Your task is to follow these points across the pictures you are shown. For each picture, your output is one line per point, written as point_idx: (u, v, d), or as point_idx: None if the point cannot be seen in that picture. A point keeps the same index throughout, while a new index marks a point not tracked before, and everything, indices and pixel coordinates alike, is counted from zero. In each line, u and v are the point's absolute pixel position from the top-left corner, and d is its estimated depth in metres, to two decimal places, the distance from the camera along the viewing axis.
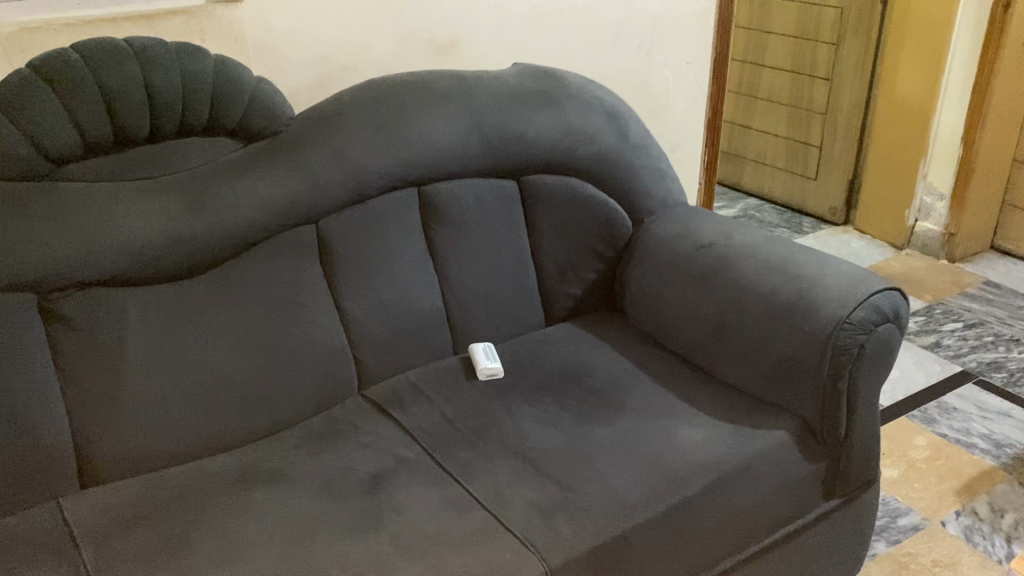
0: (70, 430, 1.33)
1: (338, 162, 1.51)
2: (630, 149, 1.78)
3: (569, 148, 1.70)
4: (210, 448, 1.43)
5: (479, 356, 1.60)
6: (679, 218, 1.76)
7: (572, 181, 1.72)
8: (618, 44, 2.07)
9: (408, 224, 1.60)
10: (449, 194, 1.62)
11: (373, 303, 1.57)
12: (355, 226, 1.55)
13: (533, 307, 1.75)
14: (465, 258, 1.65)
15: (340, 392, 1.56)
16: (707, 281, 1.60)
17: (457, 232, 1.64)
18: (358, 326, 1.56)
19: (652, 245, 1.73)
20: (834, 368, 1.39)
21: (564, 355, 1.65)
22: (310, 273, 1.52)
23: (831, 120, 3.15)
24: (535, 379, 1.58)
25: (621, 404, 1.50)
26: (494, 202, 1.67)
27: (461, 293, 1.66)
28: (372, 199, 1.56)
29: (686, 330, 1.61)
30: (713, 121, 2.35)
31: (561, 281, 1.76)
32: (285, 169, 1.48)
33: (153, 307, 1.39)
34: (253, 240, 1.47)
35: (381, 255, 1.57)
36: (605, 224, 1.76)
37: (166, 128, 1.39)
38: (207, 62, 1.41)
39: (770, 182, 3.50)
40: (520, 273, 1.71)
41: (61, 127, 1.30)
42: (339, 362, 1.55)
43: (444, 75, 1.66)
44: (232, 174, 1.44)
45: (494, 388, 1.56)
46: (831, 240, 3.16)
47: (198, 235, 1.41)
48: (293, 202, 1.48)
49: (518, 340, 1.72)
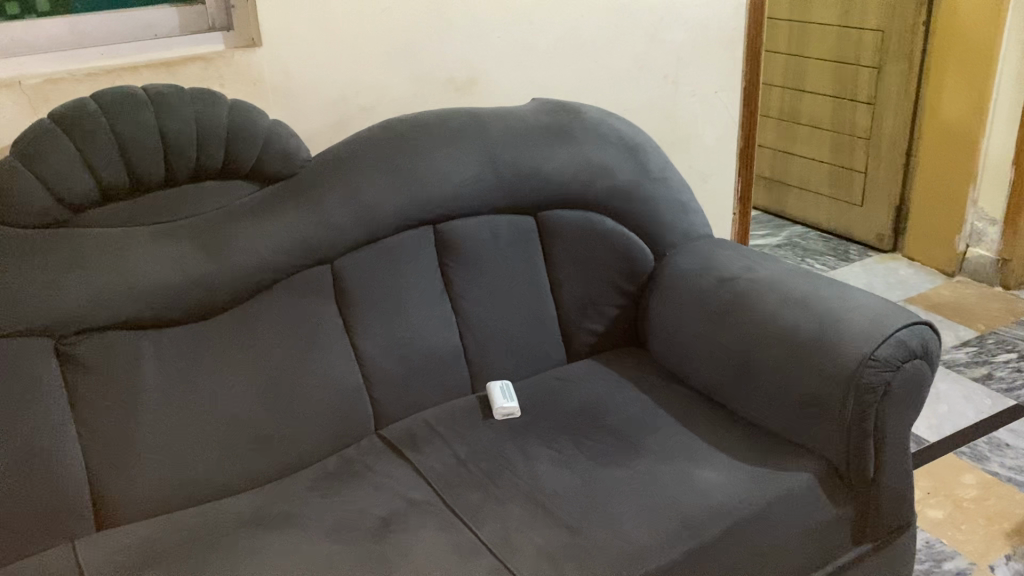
0: (86, 472, 1.34)
1: (351, 202, 1.52)
2: (650, 182, 1.75)
3: (586, 183, 1.68)
4: (225, 490, 1.44)
5: (495, 395, 1.58)
6: (702, 250, 1.72)
7: (590, 215, 1.70)
8: (642, 76, 2.05)
9: (423, 263, 1.59)
10: (464, 231, 1.62)
11: (389, 343, 1.56)
12: (370, 265, 1.55)
13: (554, 343, 1.72)
14: (482, 296, 1.64)
15: (356, 432, 1.55)
16: (728, 317, 1.55)
17: (474, 268, 1.63)
18: (372, 366, 1.55)
19: (673, 280, 1.69)
20: (860, 407, 1.34)
21: (584, 394, 1.62)
22: (326, 313, 1.52)
23: (875, 145, 3.07)
24: (552, 419, 1.55)
25: (639, 445, 1.46)
26: (511, 238, 1.65)
27: (479, 330, 1.64)
28: (386, 239, 1.56)
29: (708, 367, 1.57)
30: (746, 149, 2.30)
31: (581, 317, 1.73)
32: (298, 212, 1.49)
33: (168, 350, 1.41)
34: (268, 282, 1.48)
35: (396, 294, 1.57)
36: (626, 258, 1.73)
37: (182, 173, 1.42)
38: (221, 107, 1.43)
39: (814, 209, 3.41)
40: (539, 310, 1.69)
41: (77, 175, 1.33)
42: (355, 401, 1.54)
43: (459, 112, 1.66)
44: (247, 218, 1.46)
45: (510, 428, 1.53)
46: (877, 268, 3.07)
47: (214, 279, 1.42)
48: (306, 243, 1.49)
49: (538, 378, 1.69)
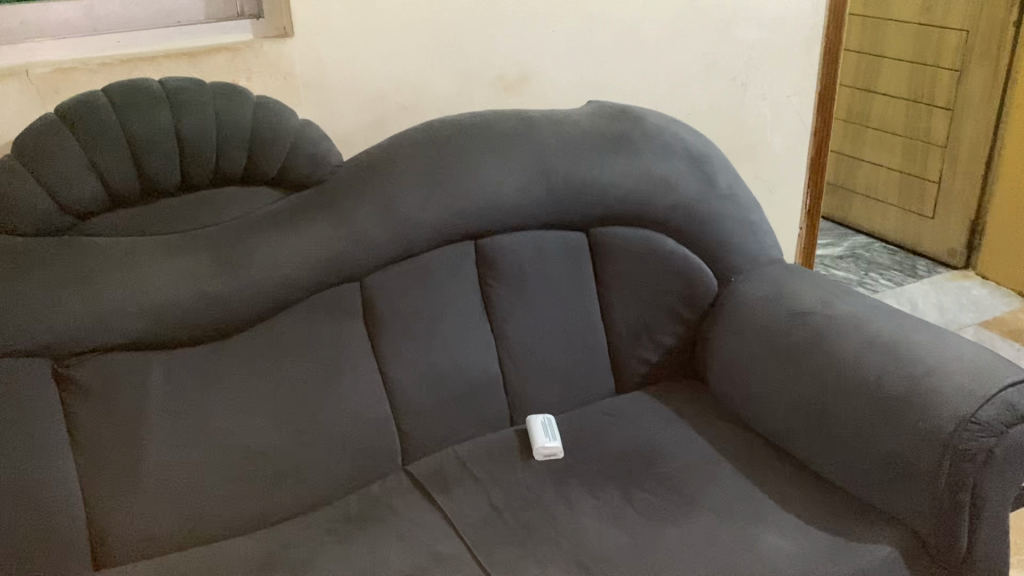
0: (83, 506, 1.22)
1: (384, 214, 1.37)
2: (718, 199, 1.56)
3: (646, 199, 1.50)
4: (236, 528, 1.30)
5: (536, 433, 1.43)
6: (773, 276, 1.54)
7: (648, 233, 1.53)
8: (709, 77, 1.87)
9: (462, 282, 1.44)
10: (508, 247, 1.46)
11: (421, 370, 1.41)
12: (402, 283, 1.39)
13: (602, 373, 1.56)
14: (525, 320, 1.48)
15: (381, 468, 1.41)
16: (801, 357, 1.38)
17: (517, 289, 1.47)
18: (402, 394, 1.41)
19: (739, 308, 1.51)
20: (955, 476, 1.16)
21: (634, 434, 1.46)
22: (353, 335, 1.38)
23: (951, 153, 2.84)
24: (598, 463, 1.39)
25: (696, 500, 1.30)
26: (559, 256, 1.49)
27: (520, 357, 1.49)
28: (422, 255, 1.41)
29: (775, 412, 1.39)
30: (818, 159, 2.10)
31: (634, 345, 1.56)
32: (325, 223, 1.34)
33: (179, 373, 1.27)
34: (291, 300, 1.34)
35: (430, 316, 1.42)
36: (687, 283, 1.55)
37: (199, 178, 1.28)
38: (246, 105, 1.29)
39: (881, 219, 3.20)
40: (588, 336, 1.53)
41: (83, 178, 1.19)
42: (381, 433, 1.40)
43: (507, 115, 1.50)
44: (271, 228, 1.32)
45: (550, 471, 1.38)
46: (948, 286, 2.85)
47: (232, 296, 1.29)
48: (333, 259, 1.34)
49: (584, 411, 1.54)
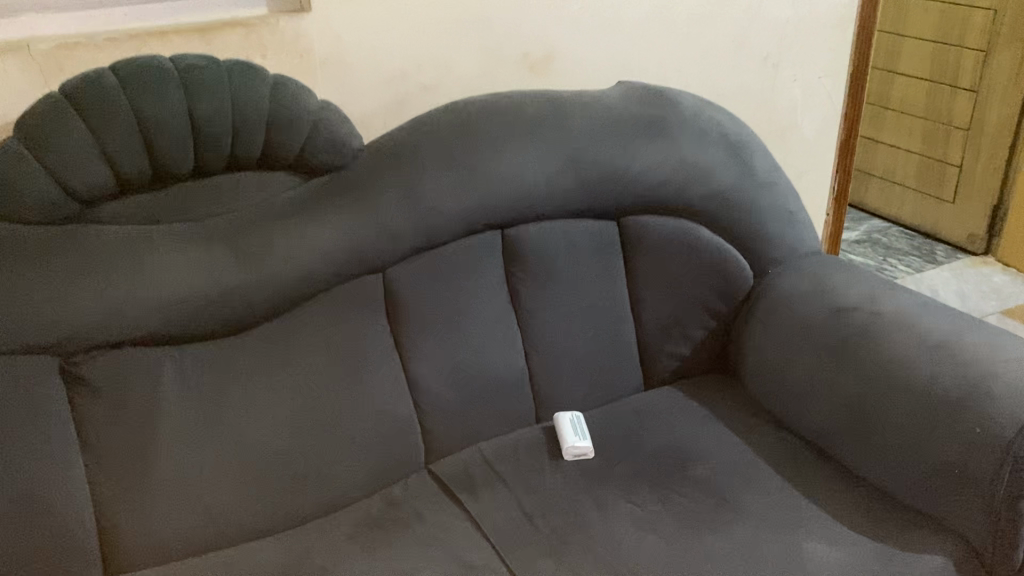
0: (93, 511, 1.15)
1: (409, 203, 1.29)
2: (755, 187, 1.48)
3: (680, 187, 1.43)
4: (253, 532, 1.24)
5: (565, 431, 1.37)
6: (812, 269, 1.47)
7: (682, 223, 1.46)
8: (740, 57, 1.79)
9: (488, 274, 1.37)
10: (537, 237, 1.39)
11: (445, 367, 1.35)
12: (427, 276, 1.32)
13: (631, 369, 1.50)
14: (553, 313, 1.42)
15: (404, 468, 1.34)
16: (846, 356, 1.31)
17: (545, 282, 1.40)
18: (426, 392, 1.34)
19: (776, 303, 1.44)
20: (1015, 486, 1.09)
21: (667, 434, 1.40)
22: (375, 330, 1.31)
23: (974, 137, 2.77)
24: (630, 465, 1.33)
25: (736, 506, 1.24)
26: (589, 247, 1.42)
27: (548, 352, 1.42)
28: (447, 246, 1.34)
29: (816, 413, 1.33)
30: (847, 143, 2.03)
31: (665, 340, 1.50)
32: (347, 212, 1.27)
33: (193, 370, 1.20)
34: (311, 293, 1.27)
35: (455, 310, 1.35)
36: (721, 275, 1.48)
37: (214, 163, 1.20)
38: (263, 85, 1.21)
39: (899, 203, 3.13)
40: (617, 330, 1.47)
41: (91, 164, 1.11)
42: (405, 433, 1.33)
43: (536, 97, 1.42)
44: (290, 217, 1.24)
45: (581, 473, 1.32)
46: (968, 273, 2.79)
47: (249, 289, 1.21)
48: (355, 250, 1.27)
49: (612, 409, 1.47)
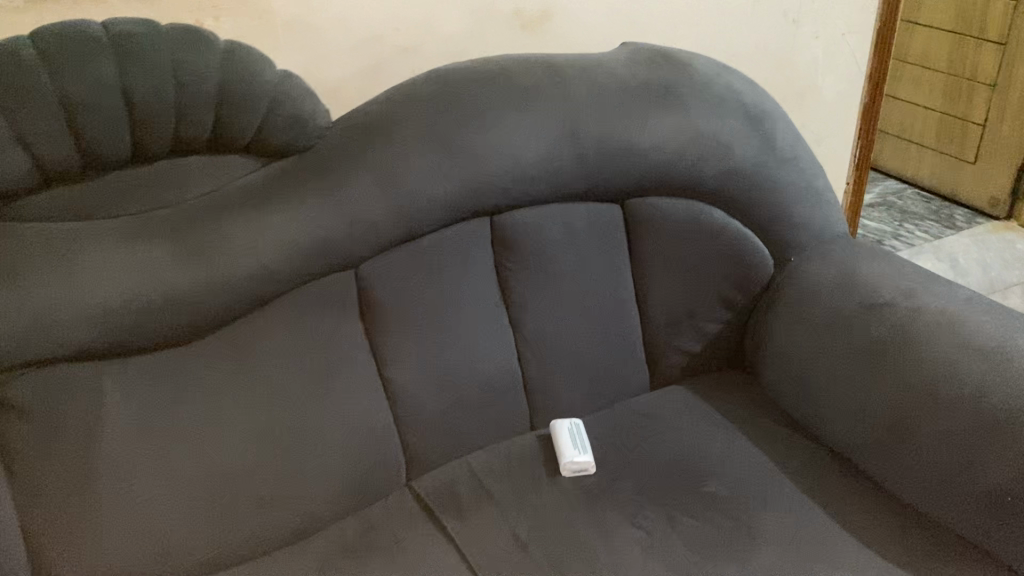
0: (26, 548, 1.01)
1: (384, 189, 1.13)
2: (778, 164, 1.32)
3: (694, 165, 1.27)
4: (213, 564, 1.10)
5: (564, 443, 1.22)
6: (840, 257, 1.31)
7: (696, 205, 1.29)
8: (758, 12, 1.60)
9: (477, 267, 1.21)
10: (532, 224, 1.22)
11: (428, 372, 1.20)
12: (407, 271, 1.17)
13: (637, 368, 1.35)
14: (550, 309, 1.26)
15: (384, 486, 1.20)
16: (881, 360, 1.17)
17: (541, 274, 1.25)
18: (407, 402, 1.19)
19: (801, 295, 1.29)
20: None
21: (677, 443, 1.25)
22: (348, 334, 1.16)
23: (1000, 93, 2.58)
24: (636, 481, 1.19)
25: (756, 531, 1.11)
26: (591, 234, 1.26)
27: (544, 351, 1.27)
28: (430, 236, 1.18)
29: (847, 423, 1.19)
30: (871, 106, 1.85)
31: (674, 335, 1.35)
32: (313, 201, 1.10)
33: (138, 386, 1.05)
34: (273, 293, 1.11)
35: (439, 310, 1.19)
36: (738, 263, 1.32)
37: (155, 147, 1.03)
38: (212, 55, 1.04)
39: (915, 163, 2.96)
40: (622, 325, 1.31)
41: (7, 152, 0.95)
42: (384, 447, 1.19)
43: (531, 64, 1.24)
44: (245, 208, 1.08)
45: (581, 491, 1.18)
46: (989, 239, 2.63)
47: (198, 294, 1.06)
48: (324, 243, 1.11)
49: (616, 413, 1.33)
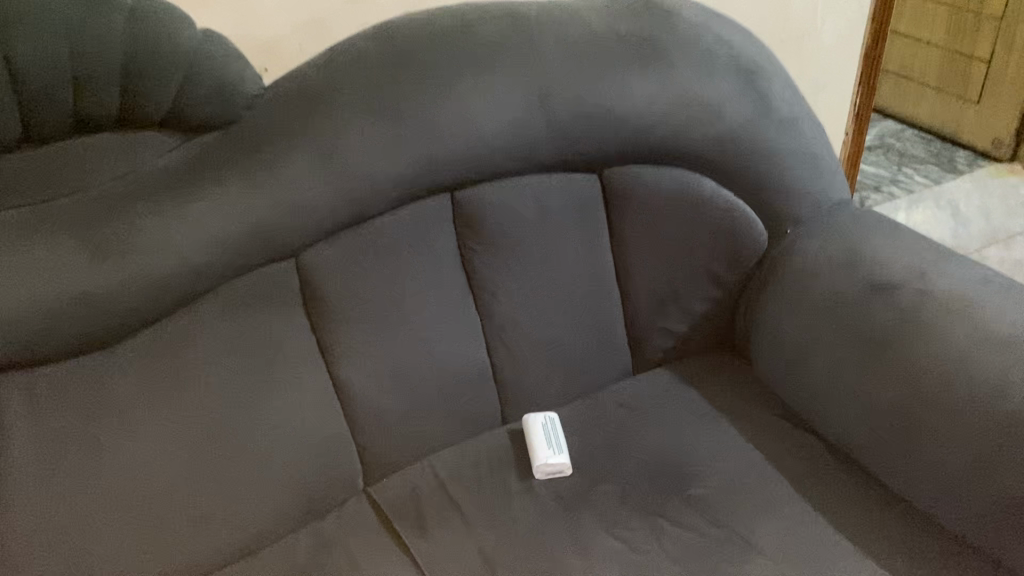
0: None
1: (325, 167, 0.99)
2: (774, 126, 1.18)
3: (680, 130, 1.13)
4: None
5: (538, 440, 1.11)
6: (842, 230, 1.18)
7: (682, 174, 1.16)
8: None
9: (436, 251, 1.08)
10: (497, 201, 1.09)
11: (385, 371, 1.07)
12: (355, 258, 1.03)
13: (618, 353, 1.23)
14: (521, 294, 1.14)
15: (338, 495, 1.09)
16: (886, 350, 1.05)
17: (508, 255, 1.12)
18: (361, 404, 1.07)
19: (798, 274, 1.17)
20: None
21: (661, 439, 1.14)
22: (291, 332, 1.03)
23: (1008, 28, 2.42)
24: (616, 484, 1.09)
25: (748, 544, 1.00)
26: (565, 209, 1.13)
27: (514, 340, 1.15)
28: (382, 219, 1.04)
29: (848, 418, 1.08)
30: (875, 49, 1.70)
31: (659, 317, 1.23)
32: (242, 183, 0.96)
33: (47, 400, 0.92)
34: (201, 289, 0.97)
35: (395, 301, 1.07)
36: (729, 237, 1.20)
37: (51, 126, 0.89)
38: (112, 16, 0.89)
39: (915, 101, 2.81)
40: (601, 308, 1.19)
41: None
42: (336, 453, 1.07)
43: (495, 17, 1.09)
44: (162, 194, 0.93)
45: (556, 498, 1.07)
46: (991, 184, 2.50)
47: (110, 295, 0.92)
48: (257, 232, 0.97)
49: (594, 404, 1.21)
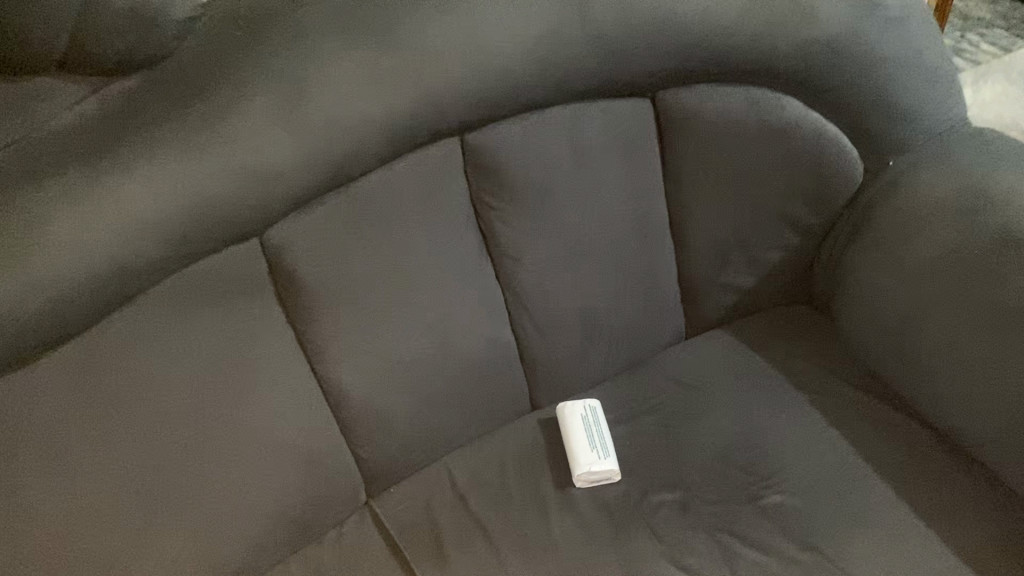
0: None
1: (291, 117, 0.73)
2: (878, 26, 0.91)
3: (756, 35, 0.87)
4: None
5: (577, 440, 0.91)
6: (959, 160, 0.93)
7: (756, 91, 0.91)
8: None
9: (445, 213, 0.84)
10: (521, 143, 0.84)
11: (385, 366, 0.85)
12: (339, 231, 0.79)
13: (671, 317, 1.00)
14: (552, 257, 0.90)
15: (336, 514, 0.89)
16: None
17: (536, 211, 0.87)
18: (358, 407, 0.85)
19: (901, 219, 0.92)
20: None
21: (727, 428, 0.94)
22: (263, 328, 0.80)
23: None
24: (674, 492, 0.89)
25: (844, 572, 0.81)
26: (607, 147, 0.88)
27: (544, 314, 0.92)
28: (373, 177, 0.80)
29: (966, 408, 0.86)
30: None
31: (721, 272, 0.99)
32: (177, 149, 0.70)
33: None
34: (134, 290, 0.73)
35: (395, 279, 0.83)
36: (813, 172, 0.94)
37: None
38: None
39: None
40: (651, 267, 0.96)
41: None
42: (331, 468, 0.86)
43: None
44: (65, 170, 0.68)
45: (602, 510, 0.88)
46: None
47: (6, 317, 0.66)
48: (204, 213, 0.72)
49: (642, 380, 1.00)
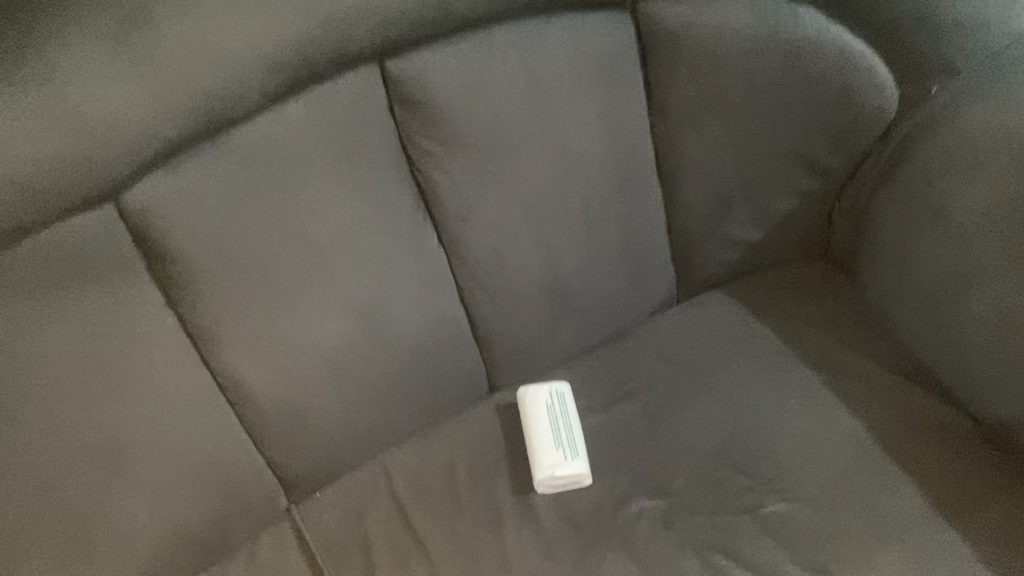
0: None
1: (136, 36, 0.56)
2: None
3: None
4: None
5: (541, 437, 0.75)
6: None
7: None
8: None
9: (366, 160, 0.66)
10: (461, 71, 0.66)
11: (299, 354, 0.69)
12: (226, 191, 0.62)
13: (659, 280, 0.83)
14: (508, 214, 0.72)
15: (252, 527, 0.74)
16: None
17: (485, 158, 0.69)
18: (268, 404, 0.69)
19: (945, 161, 0.74)
20: None
21: (724, 419, 0.77)
22: (133, 317, 0.63)
23: None
24: (657, 499, 0.73)
25: None
26: (571, 72, 0.70)
27: (501, 283, 0.75)
28: (266, 117, 0.62)
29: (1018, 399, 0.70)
30: None
31: (720, 224, 0.82)
32: None
33: None
34: None
35: (305, 248, 0.66)
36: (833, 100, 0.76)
37: None
38: None
39: None
40: (633, 220, 0.78)
41: None
42: (239, 477, 0.71)
43: None
44: None
45: (569, 522, 0.73)
46: None
47: None
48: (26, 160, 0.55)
49: (625, 355, 0.83)
